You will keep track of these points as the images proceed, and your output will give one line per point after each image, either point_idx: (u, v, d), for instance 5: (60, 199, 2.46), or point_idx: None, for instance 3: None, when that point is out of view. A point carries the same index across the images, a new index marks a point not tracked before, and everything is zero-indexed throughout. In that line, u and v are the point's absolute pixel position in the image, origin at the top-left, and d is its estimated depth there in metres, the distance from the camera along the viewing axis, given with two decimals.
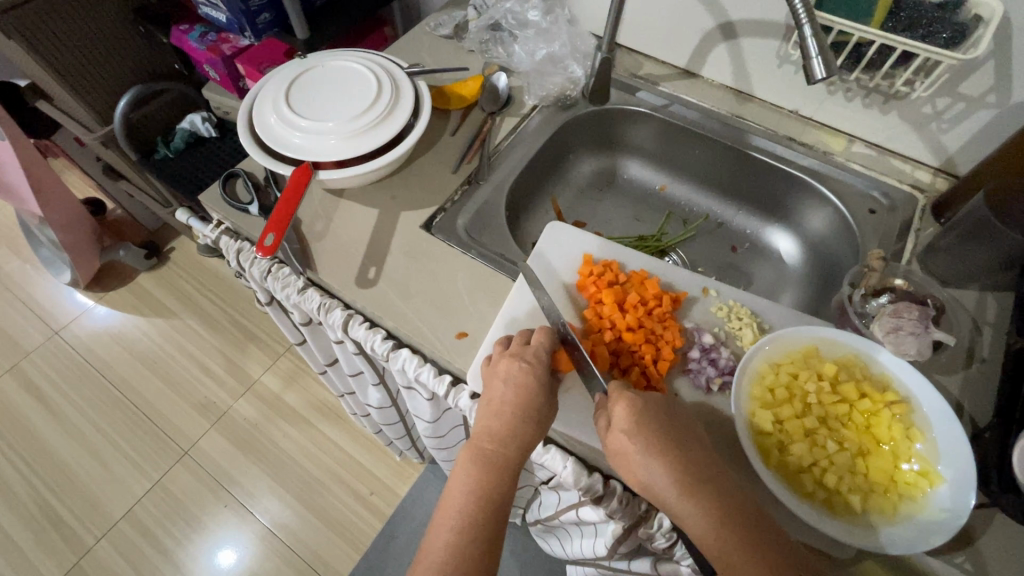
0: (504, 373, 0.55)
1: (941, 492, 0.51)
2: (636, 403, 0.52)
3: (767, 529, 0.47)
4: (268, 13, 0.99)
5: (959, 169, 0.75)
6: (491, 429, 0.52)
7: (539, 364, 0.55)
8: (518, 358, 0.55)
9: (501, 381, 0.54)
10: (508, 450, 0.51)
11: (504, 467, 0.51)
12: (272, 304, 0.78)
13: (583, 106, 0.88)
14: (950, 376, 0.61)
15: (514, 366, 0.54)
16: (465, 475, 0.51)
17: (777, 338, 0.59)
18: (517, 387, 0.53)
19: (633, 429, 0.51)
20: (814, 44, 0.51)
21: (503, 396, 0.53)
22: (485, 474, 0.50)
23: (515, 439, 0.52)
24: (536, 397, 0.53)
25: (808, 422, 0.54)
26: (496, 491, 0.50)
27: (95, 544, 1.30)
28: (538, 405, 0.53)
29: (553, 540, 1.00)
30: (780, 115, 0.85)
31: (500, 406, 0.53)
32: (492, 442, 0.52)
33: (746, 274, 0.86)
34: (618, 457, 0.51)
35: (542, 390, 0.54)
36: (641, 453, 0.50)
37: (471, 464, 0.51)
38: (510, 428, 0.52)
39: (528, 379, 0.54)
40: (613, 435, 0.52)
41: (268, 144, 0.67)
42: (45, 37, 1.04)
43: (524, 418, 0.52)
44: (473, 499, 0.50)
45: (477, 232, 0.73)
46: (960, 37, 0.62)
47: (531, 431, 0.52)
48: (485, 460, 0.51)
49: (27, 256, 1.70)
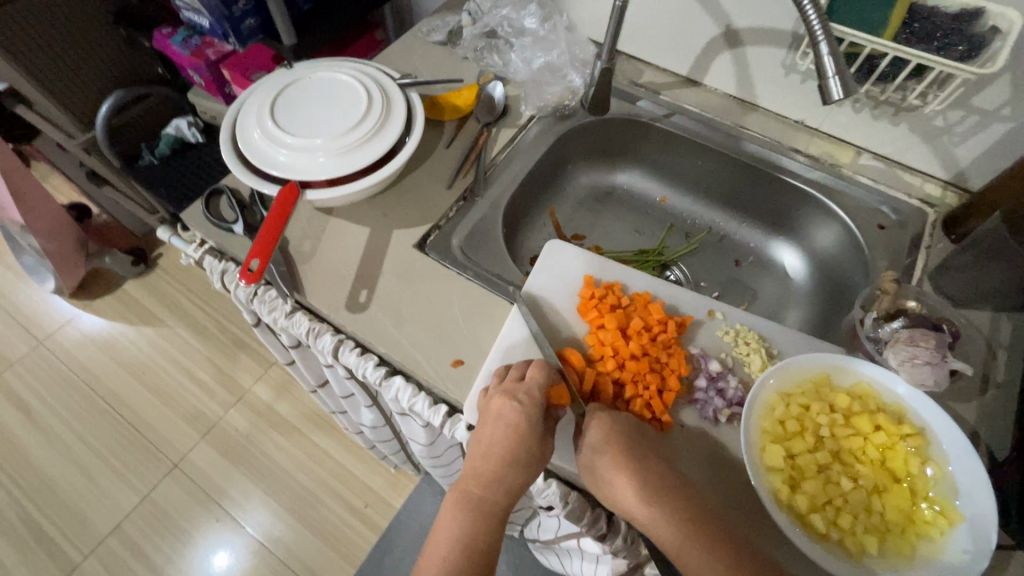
0: (495, 412, 0.52)
1: (961, 531, 0.48)
2: (605, 420, 0.52)
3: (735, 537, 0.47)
4: (253, 19, 0.95)
5: (971, 183, 0.73)
6: (480, 472, 0.51)
7: (532, 404, 0.51)
8: (510, 397, 0.52)
9: (492, 421, 0.52)
10: (497, 495, 0.50)
11: (491, 512, 0.50)
12: (260, 325, 0.74)
13: (582, 116, 0.85)
14: (965, 403, 0.59)
15: (505, 406, 0.51)
16: (453, 519, 0.49)
17: (788, 367, 0.56)
18: (508, 428, 0.51)
19: (600, 444, 0.51)
20: (830, 61, 0.48)
21: (494, 438, 0.51)
22: (471, 519, 0.49)
23: (504, 483, 0.50)
24: (527, 440, 0.50)
25: (821, 458, 0.52)
26: (483, 537, 0.49)
27: (82, 561, 1.26)
28: (530, 449, 0.51)
29: (552, 557, 0.98)
30: (785, 126, 0.82)
31: (490, 449, 0.51)
32: (479, 486, 0.51)
33: (750, 289, 0.84)
34: (588, 473, 0.52)
35: (534, 432, 0.51)
36: (605, 467, 0.50)
37: (459, 508, 0.50)
38: (499, 472, 0.50)
39: (519, 421, 0.50)
40: (585, 451, 0.52)
41: (253, 162, 0.64)
42: (23, 42, 1.00)
43: (513, 462, 0.50)
44: (459, 545, 0.48)
45: (473, 251, 0.70)
46: (976, 50, 0.59)
47: (520, 475, 0.50)
48: (472, 505, 0.50)
49: (10, 263, 1.65)
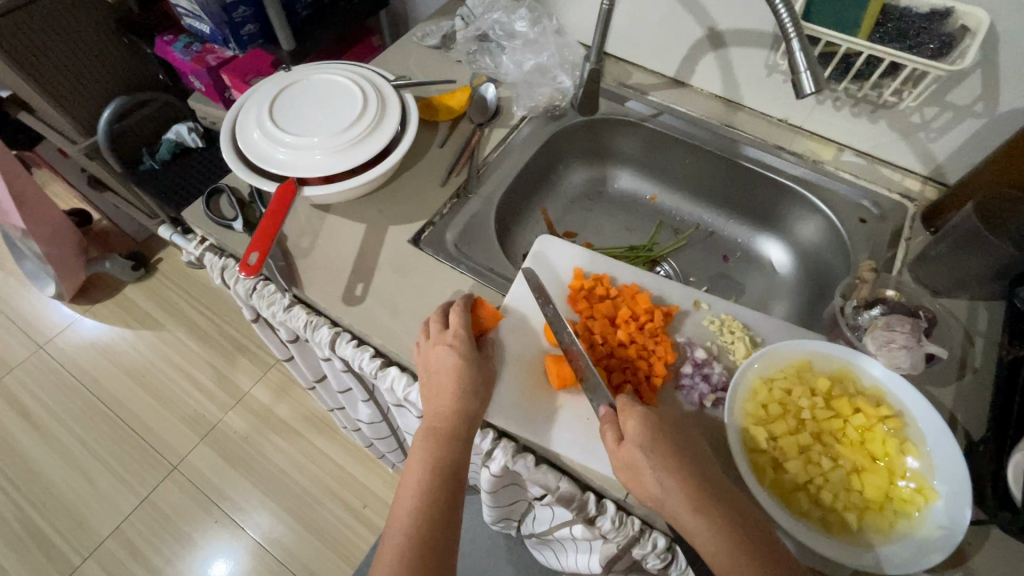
0: (436, 361, 0.56)
1: (937, 507, 0.50)
2: (652, 419, 0.51)
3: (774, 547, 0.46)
4: (253, 24, 0.97)
5: (948, 177, 0.75)
6: (437, 410, 0.55)
7: (463, 343, 0.56)
8: (443, 343, 0.56)
9: (434, 366, 0.56)
10: (456, 425, 0.54)
11: (455, 440, 0.54)
12: (259, 321, 0.76)
13: (572, 117, 0.87)
14: (943, 387, 0.61)
15: (443, 352, 0.56)
16: (422, 453, 0.54)
17: (769, 353, 0.58)
18: (448, 368, 0.55)
19: (647, 444, 0.49)
20: (802, 57, 0.50)
21: (442, 381, 0.55)
22: (437, 449, 0.53)
23: (460, 414, 0.54)
24: (469, 375, 0.55)
25: (803, 439, 0.53)
26: (450, 460, 0.53)
27: (82, 563, 1.27)
28: (472, 381, 0.55)
29: (547, 552, 0.99)
30: (770, 124, 0.84)
31: (437, 389, 0.55)
32: (440, 420, 0.54)
33: (738, 283, 0.86)
34: (629, 470, 0.49)
35: (472, 365, 0.56)
36: (654, 469, 0.48)
37: (425, 442, 0.54)
38: (452, 406, 0.54)
39: (458, 361, 0.55)
40: (624, 450, 0.50)
41: (252, 160, 0.66)
42: (26, 50, 1.03)
43: (462, 395, 0.55)
44: (430, 470, 0.53)
45: (467, 246, 0.72)
46: (946, 47, 0.62)
47: (471, 404, 0.55)
48: (436, 436, 0.54)
49: (11, 268, 1.67)
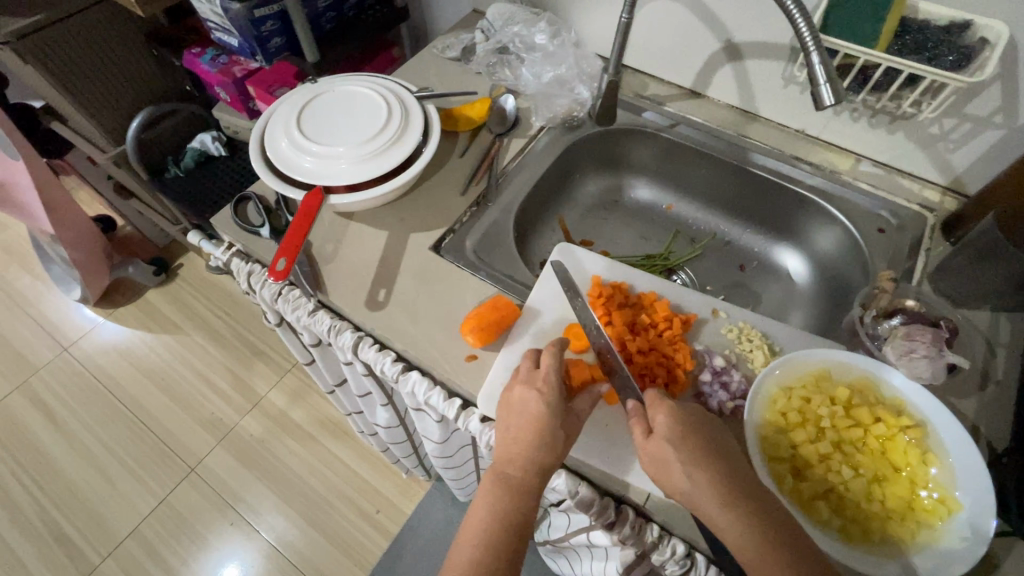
0: (519, 403, 0.54)
1: (960, 518, 0.50)
2: (680, 415, 0.51)
3: (801, 542, 0.46)
4: (279, 37, 0.99)
5: (968, 188, 0.75)
6: (513, 456, 0.52)
7: (552, 392, 0.54)
8: (530, 387, 0.55)
9: (517, 409, 0.54)
10: (529, 475, 0.51)
11: (525, 491, 0.51)
12: (282, 325, 0.78)
13: (590, 127, 0.88)
14: (964, 399, 0.61)
15: (528, 396, 0.54)
16: (489, 498, 0.51)
17: (788, 361, 0.58)
18: (532, 414, 0.53)
19: (675, 438, 0.50)
20: (821, 71, 0.51)
21: (522, 425, 0.53)
22: (506, 497, 0.51)
23: (536, 467, 0.51)
24: (555, 426, 0.52)
25: (823, 447, 0.53)
26: (517, 513, 0.51)
27: (100, 562, 1.29)
28: (557, 433, 0.52)
29: (561, 560, 0.99)
30: (787, 135, 0.85)
31: (518, 433, 0.53)
32: (515, 468, 0.52)
33: (754, 292, 0.86)
34: (657, 465, 0.50)
35: (558, 418, 0.53)
36: (683, 462, 0.48)
37: (494, 487, 0.52)
38: (529, 456, 0.51)
39: (542, 409, 0.53)
40: (653, 442, 0.50)
41: (280, 169, 0.68)
42: (60, 62, 1.06)
43: (542, 446, 0.51)
44: (494, 520, 0.50)
45: (486, 253, 0.74)
46: (966, 60, 0.62)
47: (553, 457, 0.52)
48: (508, 484, 0.51)
49: (37, 272, 1.72)
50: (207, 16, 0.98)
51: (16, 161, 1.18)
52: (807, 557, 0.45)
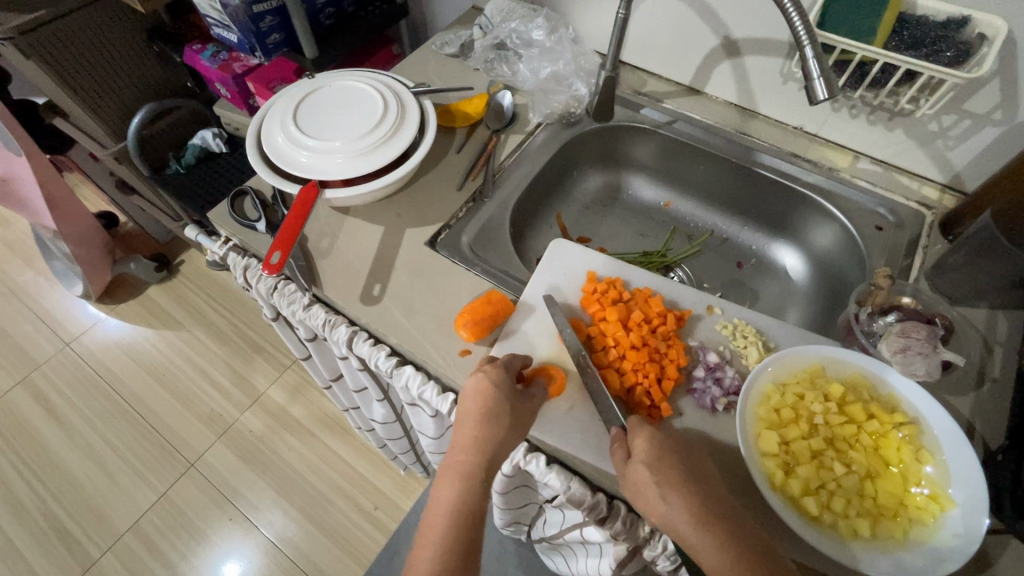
0: (466, 386, 0.55)
1: (953, 516, 0.50)
2: (657, 437, 0.51)
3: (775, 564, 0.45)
4: (279, 34, 0.99)
5: (967, 185, 0.75)
6: (461, 441, 0.53)
7: (497, 373, 0.55)
8: (477, 371, 0.56)
9: (464, 394, 0.54)
10: (478, 459, 0.51)
11: (476, 477, 0.51)
12: (278, 320, 0.78)
13: (587, 123, 0.88)
14: (961, 396, 0.60)
15: (473, 379, 0.55)
16: (444, 490, 0.52)
17: (782, 358, 0.58)
18: (476, 396, 0.53)
19: (652, 460, 0.50)
20: (816, 65, 0.51)
21: (466, 408, 0.53)
22: (458, 486, 0.51)
23: (483, 448, 0.51)
24: (499, 405, 0.53)
25: (816, 444, 0.53)
26: (472, 500, 0.51)
27: (100, 557, 1.30)
28: (502, 412, 0.53)
29: (558, 558, 0.98)
30: (786, 132, 0.85)
31: (462, 418, 0.53)
32: (463, 453, 0.52)
33: (752, 289, 0.86)
34: (634, 488, 0.50)
35: (502, 396, 0.53)
36: (658, 485, 0.48)
37: (447, 478, 0.52)
38: (475, 438, 0.52)
39: (486, 387, 0.54)
40: (630, 467, 0.50)
41: (276, 163, 0.68)
42: (63, 58, 1.07)
43: (486, 427, 0.52)
44: (450, 511, 0.50)
45: (482, 248, 0.74)
46: (964, 55, 0.62)
47: (498, 437, 0.52)
48: (458, 472, 0.52)
49: (40, 268, 1.73)
50: (206, 12, 0.98)
51: (18, 156, 1.19)
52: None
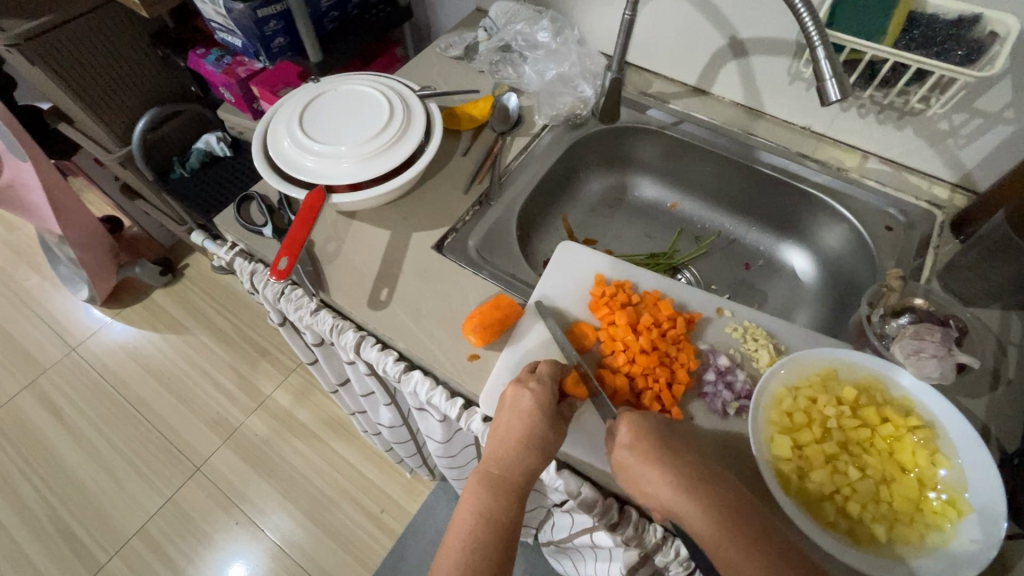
0: (510, 402, 0.54)
1: (971, 521, 0.49)
2: (637, 419, 0.52)
3: (761, 525, 0.46)
4: (283, 37, 0.99)
5: (978, 184, 0.74)
6: (499, 454, 0.53)
7: (544, 391, 0.55)
8: (522, 386, 0.55)
9: (508, 408, 0.54)
10: (515, 475, 0.52)
11: (511, 492, 0.51)
12: (285, 325, 0.78)
13: (593, 125, 0.88)
14: (975, 398, 0.60)
15: (518, 393, 0.55)
16: (475, 499, 0.51)
17: (794, 361, 0.58)
18: (521, 413, 0.53)
19: (630, 442, 0.51)
20: (827, 65, 0.51)
21: (509, 423, 0.53)
22: (492, 498, 0.51)
23: (522, 465, 0.52)
24: (543, 425, 0.53)
25: (829, 448, 0.53)
26: (504, 512, 0.51)
27: (107, 561, 1.30)
28: (544, 433, 0.53)
29: (567, 563, 0.98)
30: (793, 132, 0.84)
31: (505, 432, 0.53)
32: (501, 467, 0.52)
33: (761, 290, 0.86)
34: (622, 472, 0.51)
35: (546, 416, 0.53)
36: (638, 464, 0.50)
37: (481, 490, 0.52)
38: (516, 455, 0.52)
39: (533, 406, 0.53)
40: (617, 452, 0.52)
41: (282, 168, 0.68)
42: (67, 63, 1.07)
43: (529, 447, 0.52)
44: (481, 519, 0.50)
45: (489, 252, 0.73)
46: (976, 54, 0.61)
47: (537, 457, 0.52)
48: (493, 483, 0.52)
49: (46, 273, 1.73)
50: (210, 17, 0.98)
51: (22, 162, 1.19)
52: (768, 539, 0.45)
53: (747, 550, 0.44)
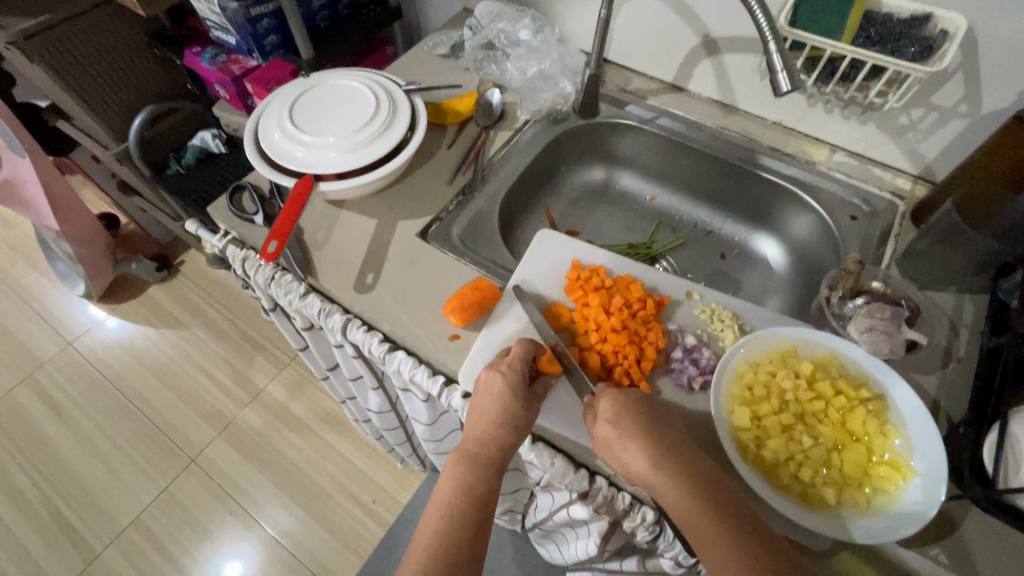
0: (484, 384, 0.58)
1: (914, 484, 0.52)
2: (620, 397, 0.55)
3: (724, 495, 0.49)
4: (275, 35, 1.03)
5: (937, 176, 0.78)
6: (475, 432, 0.56)
7: (515, 373, 0.58)
8: (495, 369, 0.58)
9: (482, 390, 0.57)
10: (490, 452, 0.55)
11: (487, 466, 0.55)
12: (276, 311, 0.81)
13: (574, 120, 0.91)
14: (927, 375, 0.63)
15: (491, 376, 0.58)
16: (454, 474, 0.55)
17: (755, 339, 0.61)
18: (494, 393, 0.56)
19: (614, 416, 0.54)
20: (778, 58, 0.54)
21: (484, 403, 0.56)
22: (469, 472, 0.54)
23: (496, 441, 0.55)
24: (514, 404, 0.56)
25: (785, 419, 0.56)
26: (480, 485, 0.54)
27: (103, 551, 1.32)
28: (516, 411, 0.56)
29: (551, 546, 1.01)
30: (765, 127, 0.88)
31: (480, 412, 0.56)
32: (477, 444, 0.55)
33: (735, 279, 0.89)
34: (602, 444, 0.54)
35: (517, 396, 0.56)
36: (620, 438, 0.53)
37: (459, 465, 0.55)
38: (491, 432, 0.55)
39: (505, 387, 0.57)
40: (598, 425, 0.55)
41: (273, 159, 0.71)
42: (65, 61, 1.10)
43: (503, 424, 0.55)
44: (459, 492, 0.53)
45: (471, 240, 0.77)
46: (927, 51, 0.65)
47: (510, 434, 0.55)
48: (470, 459, 0.55)
49: (43, 269, 1.75)
50: (205, 16, 1.02)
51: (21, 158, 1.22)
52: (729, 507, 0.48)
53: (712, 515, 0.47)
